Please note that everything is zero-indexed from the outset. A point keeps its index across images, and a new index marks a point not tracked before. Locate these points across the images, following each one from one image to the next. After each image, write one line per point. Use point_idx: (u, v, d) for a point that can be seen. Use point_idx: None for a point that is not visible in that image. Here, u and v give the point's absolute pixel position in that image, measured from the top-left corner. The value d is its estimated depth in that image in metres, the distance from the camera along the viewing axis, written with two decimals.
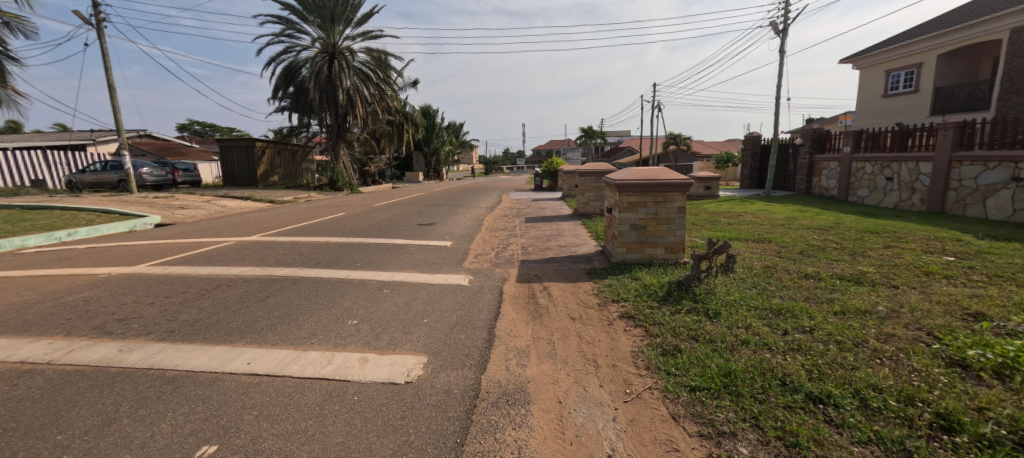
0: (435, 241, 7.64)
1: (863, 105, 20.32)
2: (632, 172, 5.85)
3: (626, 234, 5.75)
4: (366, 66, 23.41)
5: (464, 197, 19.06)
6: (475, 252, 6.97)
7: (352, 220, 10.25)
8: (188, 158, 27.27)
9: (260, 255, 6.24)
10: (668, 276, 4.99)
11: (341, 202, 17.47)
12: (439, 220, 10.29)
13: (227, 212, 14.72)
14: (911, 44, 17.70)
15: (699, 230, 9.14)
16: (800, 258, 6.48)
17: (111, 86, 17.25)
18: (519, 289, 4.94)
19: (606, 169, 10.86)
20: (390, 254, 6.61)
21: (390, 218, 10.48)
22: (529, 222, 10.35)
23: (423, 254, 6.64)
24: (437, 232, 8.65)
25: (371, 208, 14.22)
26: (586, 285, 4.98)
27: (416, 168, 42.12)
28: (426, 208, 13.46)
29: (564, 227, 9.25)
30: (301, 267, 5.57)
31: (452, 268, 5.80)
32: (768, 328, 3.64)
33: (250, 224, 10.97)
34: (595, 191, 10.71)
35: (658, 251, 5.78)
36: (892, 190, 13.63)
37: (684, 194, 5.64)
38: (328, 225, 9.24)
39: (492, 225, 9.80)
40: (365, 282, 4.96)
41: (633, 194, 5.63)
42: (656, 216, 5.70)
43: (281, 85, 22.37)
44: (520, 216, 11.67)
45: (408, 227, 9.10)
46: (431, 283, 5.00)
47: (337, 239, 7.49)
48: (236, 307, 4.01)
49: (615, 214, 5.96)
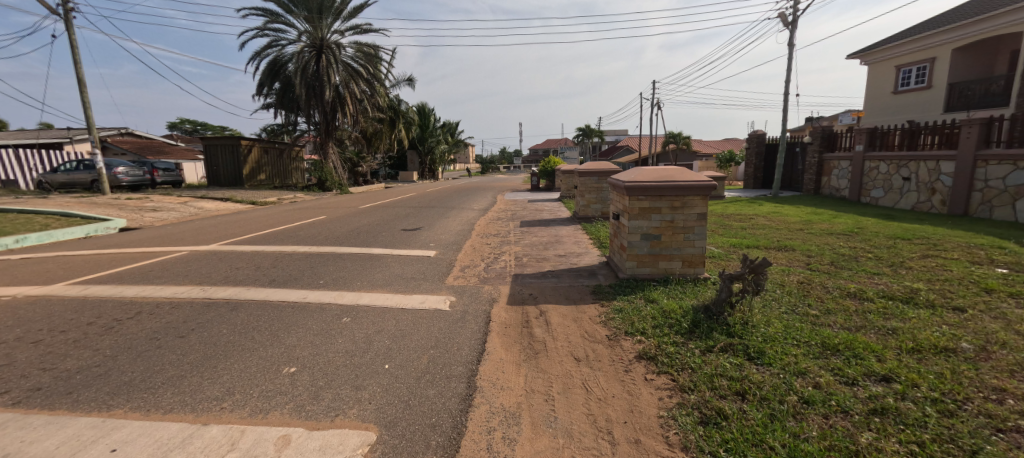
0: (418, 251, 6.74)
1: (872, 102, 19.54)
2: (642, 172, 5.01)
3: (637, 245, 4.91)
4: (355, 61, 22.45)
5: (457, 197, 18.17)
6: (462, 263, 6.07)
7: (330, 225, 9.36)
8: (170, 157, 26.17)
9: (209, 269, 5.33)
10: (690, 299, 4.13)
11: (327, 204, 16.53)
12: (426, 225, 9.39)
13: (202, 215, 13.75)
14: (924, 37, 16.94)
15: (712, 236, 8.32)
16: (835, 271, 5.63)
17: (81, 80, 16.23)
18: (510, 316, 4.06)
19: (609, 169, 10.00)
20: (363, 267, 5.71)
21: (373, 222, 9.58)
22: (525, 226, 9.49)
23: (401, 267, 5.74)
24: (422, 239, 7.76)
25: (357, 210, 13.31)
26: (592, 310, 4.12)
27: (410, 167, 41.15)
28: (415, 210, 12.55)
29: (563, 232, 8.39)
30: (251, 286, 4.66)
31: (431, 286, 4.90)
32: (831, 378, 2.78)
33: (220, 228, 10.04)
34: (596, 193, 9.88)
35: (674, 266, 4.93)
36: (909, 190, 12.86)
37: (705, 199, 4.80)
38: (301, 231, 8.32)
39: (484, 231, 8.92)
40: (322, 307, 4.06)
41: (645, 198, 4.79)
42: (672, 224, 4.85)
43: (266, 80, 21.39)
44: (515, 219, 10.78)
45: (390, 233, 8.20)
46: (403, 307, 4.11)
47: (305, 249, 6.58)
48: (143, 349, 3.10)
49: (623, 221, 5.12)
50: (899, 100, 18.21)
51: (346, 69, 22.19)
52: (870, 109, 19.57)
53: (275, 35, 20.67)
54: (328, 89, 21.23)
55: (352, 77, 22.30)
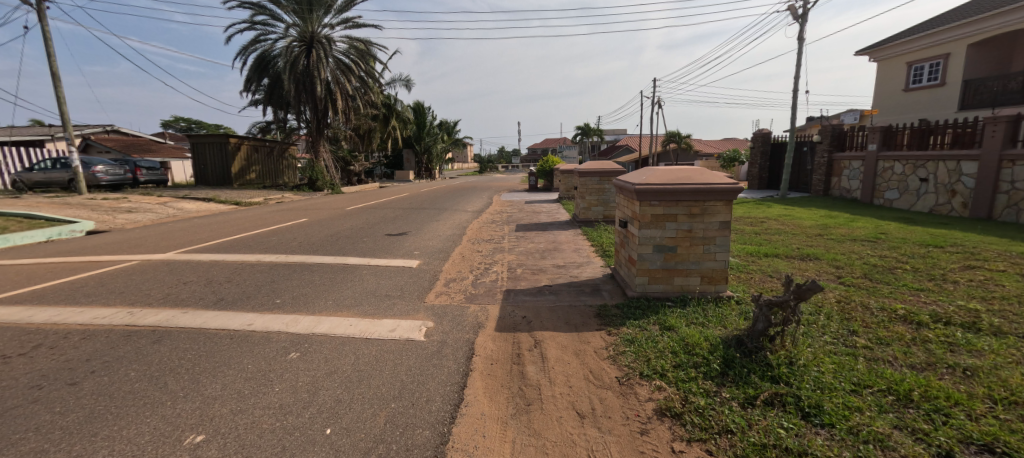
0: (399, 260, 5.98)
1: (881, 100, 18.85)
2: (655, 173, 4.29)
3: (648, 258, 4.20)
4: (347, 56, 21.68)
5: (451, 198, 17.43)
6: (448, 276, 5.34)
7: (310, 229, 8.63)
8: (157, 155, 25.38)
9: (152, 285, 4.58)
10: (716, 328, 3.42)
11: (315, 204, 15.78)
12: (413, 229, 8.65)
13: (181, 216, 13.00)
14: (937, 33, 16.28)
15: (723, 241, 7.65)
16: (873, 287, 4.94)
17: (55, 74, 15.43)
18: (499, 348, 3.33)
19: (611, 169, 9.28)
20: (332, 280, 4.98)
21: (356, 226, 8.86)
22: (521, 230, 8.79)
23: (378, 281, 5.00)
24: (406, 246, 7.01)
25: (344, 211, 12.57)
26: (597, 341, 3.40)
27: (406, 166, 40.35)
28: (405, 212, 11.79)
29: (562, 238, 7.68)
30: (190, 307, 3.91)
31: (408, 306, 4.16)
32: (926, 452, 2.05)
33: (192, 231, 9.29)
34: (598, 194, 9.16)
35: (693, 283, 4.23)
36: (926, 192, 12.18)
37: (729, 205, 4.09)
38: (274, 236, 7.57)
39: (475, 236, 8.18)
40: (267, 338, 3.31)
41: (659, 204, 4.09)
42: (690, 235, 4.13)
43: (254, 76, 20.61)
44: (510, 223, 10.06)
45: (372, 239, 7.46)
46: (368, 337, 3.36)
47: (272, 258, 5.84)
48: (10, 405, 2.35)
49: (631, 230, 4.41)
50: (910, 97, 17.51)
51: (337, 64, 21.41)
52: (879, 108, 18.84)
53: (263, 29, 19.89)
54: (319, 85, 20.44)
55: (343, 72, 21.51)
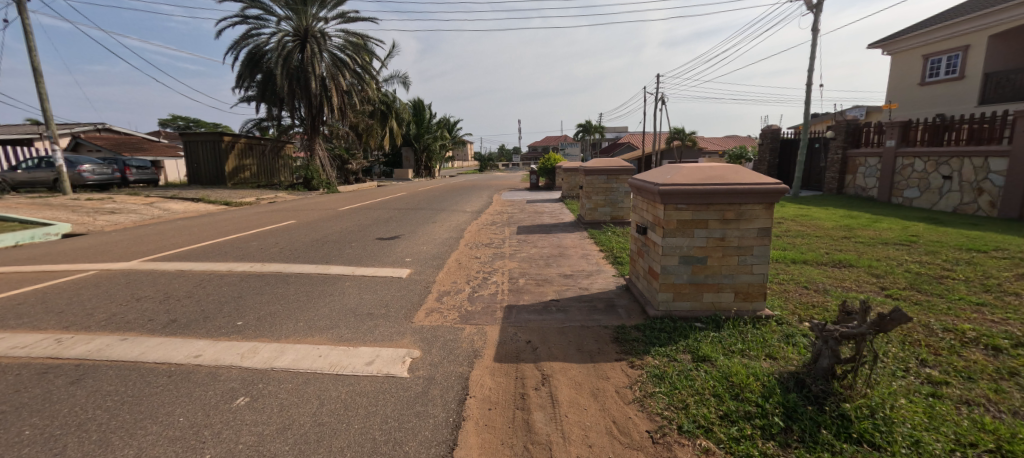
0: (387, 269, 5.35)
1: (896, 94, 18.18)
2: (681, 170, 3.67)
3: (673, 271, 3.59)
4: (342, 51, 21.04)
5: (450, 197, 16.80)
6: (442, 288, 4.72)
7: (296, 232, 8.02)
8: (148, 154, 24.74)
9: (100, 302, 3.98)
10: (763, 362, 2.80)
11: (307, 205, 15.15)
12: (407, 233, 8.03)
13: (166, 218, 12.38)
14: (957, 24, 15.61)
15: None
16: (927, 301, 4.30)
17: (37, 70, 14.80)
18: (499, 387, 2.71)
19: (619, 166, 8.66)
20: (311, 294, 4.37)
21: (346, 229, 8.25)
22: (523, 233, 8.17)
23: (360, 294, 4.38)
24: (397, 252, 6.38)
25: (337, 212, 11.96)
26: (619, 377, 2.78)
27: (404, 165, 39.71)
28: (400, 213, 11.17)
29: (567, 242, 7.07)
30: (132, 332, 3.29)
31: (391, 328, 3.54)
32: None
33: (171, 235, 8.69)
34: (604, 194, 8.55)
35: (726, 300, 3.62)
36: (950, 191, 11.55)
37: (769, 208, 3.48)
38: (255, 241, 6.97)
39: (473, 240, 7.55)
40: (213, 376, 2.69)
41: (686, 207, 3.47)
42: (722, 243, 3.52)
43: (246, 72, 19.97)
44: (511, 225, 9.43)
45: (361, 244, 6.85)
46: (338, 373, 2.74)
47: (245, 268, 5.21)
48: None
49: (652, 238, 3.80)
50: (927, 91, 16.84)
51: (331, 59, 20.77)
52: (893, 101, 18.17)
53: (255, 23, 19.27)
54: (313, 81, 19.81)
55: (338, 68, 20.88)
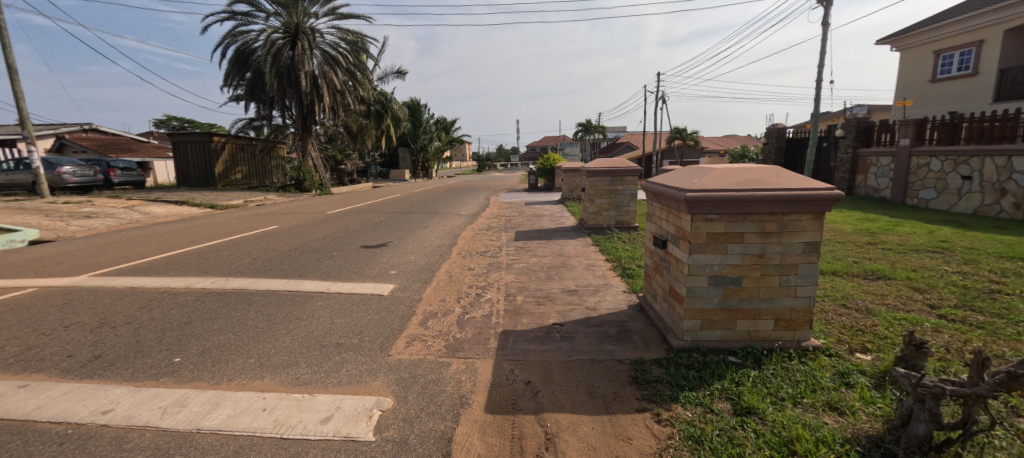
0: (368, 284, 4.72)
1: (905, 92, 17.64)
2: (711, 172, 3.06)
3: (701, 295, 2.99)
4: (333, 48, 20.36)
5: (445, 198, 16.15)
6: (428, 308, 4.10)
7: (275, 238, 7.41)
8: (136, 156, 24.08)
9: (20, 331, 3.37)
10: (827, 420, 2.20)
11: (297, 207, 14.52)
12: (395, 239, 7.39)
13: (144, 222, 11.72)
14: (969, 18, 15.11)
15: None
16: (993, 324, 3.69)
17: (11, 67, 14.13)
18: (491, 453, 2.09)
19: (624, 167, 8.07)
20: (275, 317, 3.75)
21: (330, 235, 7.64)
22: (522, 239, 7.57)
23: (331, 317, 3.76)
24: (381, 263, 5.75)
25: (325, 215, 11.33)
26: (645, 439, 2.16)
27: (401, 165, 39.03)
28: (392, 216, 10.54)
29: (569, 249, 6.47)
30: (38, 376, 2.67)
31: (361, 365, 2.91)
32: None
33: (141, 241, 8.07)
34: (609, 197, 7.96)
35: (764, 329, 3.03)
36: (970, 192, 10.96)
37: (818, 219, 2.87)
38: (226, 250, 6.36)
39: (467, 248, 6.91)
40: (118, 443, 2.04)
41: (718, 217, 2.87)
42: (761, 260, 2.92)
43: (234, 70, 19.31)
44: (509, 229, 8.81)
45: (343, 253, 6.22)
46: (282, 437, 2.10)
47: (204, 284, 4.57)
48: None
49: (674, 253, 3.19)
50: (938, 88, 16.31)
51: (322, 56, 20.12)
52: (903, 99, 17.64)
53: (244, 19, 18.68)
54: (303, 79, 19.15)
55: (329, 66, 20.23)
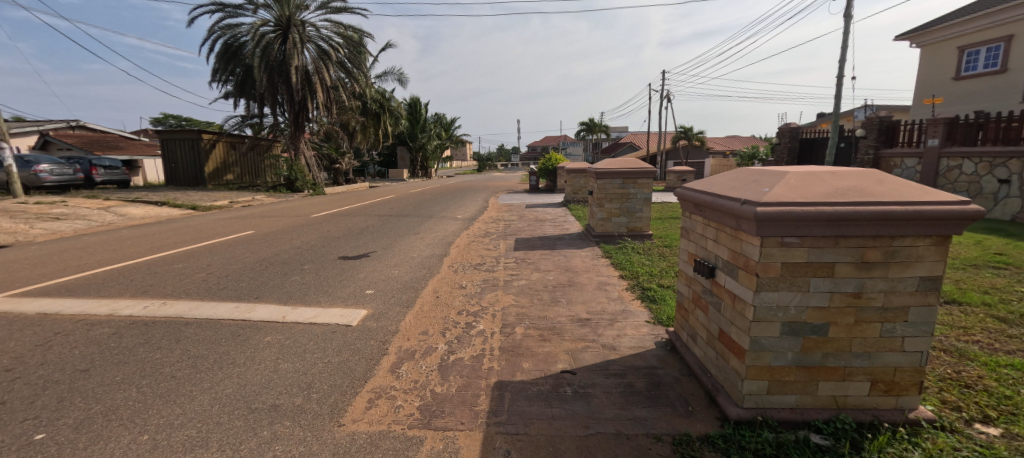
0: (335, 310, 3.87)
1: (926, 89, 16.80)
2: (784, 177, 2.21)
3: (771, 347, 2.15)
4: (326, 41, 19.53)
5: (441, 200, 15.31)
6: (405, 346, 3.24)
7: (245, 246, 6.56)
8: (123, 153, 23.27)
9: None
10: None
11: (283, 209, 13.63)
12: (379, 248, 6.54)
13: (115, 225, 10.88)
14: (997, 13, 14.27)
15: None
16: None
17: None
18: None
19: (637, 167, 7.21)
20: (205, 360, 2.90)
21: (307, 243, 6.80)
22: (523, 248, 6.74)
23: (277, 361, 2.90)
24: (358, 279, 4.90)
25: (310, 218, 10.47)
26: None
27: (399, 165, 38.18)
28: (381, 220, 9.69)
29: (577, 263, 5.62)
30: None
31: (294, 448, 2.06)
32: None
33: (95, 248, 7.20)
34: (620, 201, 7.12)
35: (857, 394, 2.20)
36: (1008, 197, 10.14)
37: (941, 245, 2.04)
38: (182, 262, 5.53)
39: (460, 260, 6.06)
40: None
41: (798, 240, 2.03)
42: (859, 301, 2.08)
43: (222, 65, 18.49)
44: (507, 236, 7.96)
45: (316, 266, 5.37)
46: None
47: (133, 312, 3.72)
48: None
49: (728, 287, 2.36)
50: (962, 86, 15.48)
51: (314, 50, 19.31)
52: (924, 97, 16.80)
53: (233, 12, 17.88)
54: (295, 74, 18.31)
55: (323, 61, 19.42)
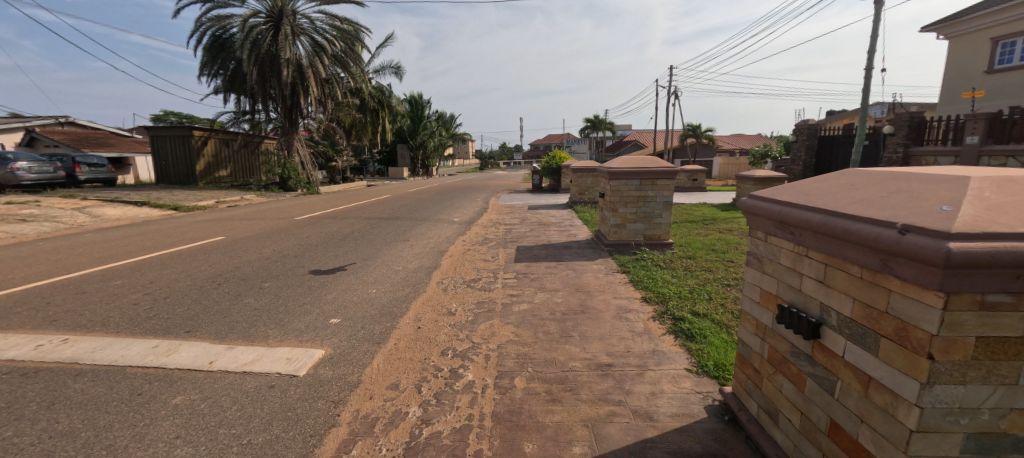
0: (282, 350, 3.00)
1: (953, 84, 15.87)
2: (966, 185, 1.31)
3: None
4: (321, 34, 18.66)
5: (438, 201, 14.43)
6: (364, 413, 2.36)
7: (205, 256, 5.70)
8: (112, 150, 22.50)
9: None
10: None
11: (271, 209, 12.79)
12: (360, 259, 5.66)
13: (85, 228, 10.04)
14: None
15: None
16: None
17: None
18: None
19: (655, 165, 6.30)
20: (76, 441, 2.04)
21: (277, 252, 5.94)
22: (525, 259, 5.87)
23: (172, 444, 2.04)
24: (324, 302, 4.03)
25: (293, 220, 9.62)
26: None
27: (399, 163, 37.24)
28: (369, 224, 8.83)
29: (589, 281, 4.74)
30: None
31: None
32: None
33: (39, 256, 6.35)
34: (635, 206, 6.24)
35: None
36: None
37: None
38: (123, 278, 4.67)
39: (451, 275, 5.19)
40: None
41: (1010, 299, 1.16)
42: None
43: (210, 59, 17.64)
44: (508, 243, 7.09)
45: (279, 284, 4.52)
46: None
47: (18, 354, 2.86)
48: None
49: (852, 359, 1.48)
50: (994, 81, 14.52)
51: (309, 43, 18.46)
52: (963, 90, 15.54)
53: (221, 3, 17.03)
54: (286, 67, 17.40)
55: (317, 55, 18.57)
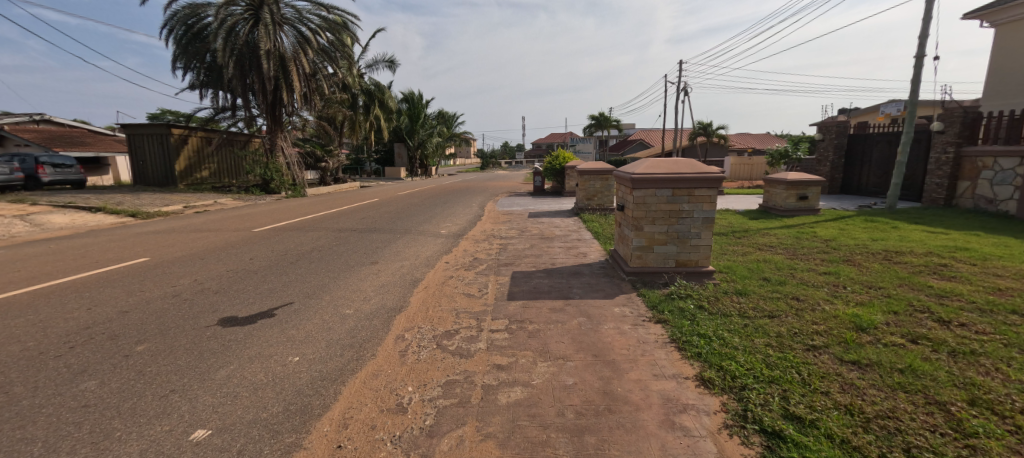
0: None
1: (999, 77, 14.40)
2: None
3: None
4: (307, 25, 17.25)
5: (429, 206, 13.02)
6: None
7: (93, 292, 4.25)
8: (88, 150, 21.17)
9: None
10: None
11: (239, 216, 11.37)
12: (301, 298, 4.22)
13: (14, 239, 8.66)
14: None
15: (986, 344, 3.26)
16: None
17: None
18: None
19: (692, 168, 4.82)
20: None
21: (195, 285, 4.49)
22: (523, 294, 4.44)
23: None
24: (205, 388, 2.58)
25: (253, 231, 8.19)
26: None
27: (396, 163, 35.74)
28: (338, 237, 7.41)
29: (611, 340, 3.29)
30: None
31: None
32: None
33: None
34: (666, 222, 4.79)
35: None
36: None
37: None
38: None
39: (420, 324, 3.74)
40: None
41: None
42: None
43: (184, 51, 16.26)
44: (503, 266, 5.65)
45: (160, 347, 3.09)
46: None
47: None
48: None
49: None
50: None
51: (292, 34, 17.00)
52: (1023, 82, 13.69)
53: None
54: (266, 60, 15.95)
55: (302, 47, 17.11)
